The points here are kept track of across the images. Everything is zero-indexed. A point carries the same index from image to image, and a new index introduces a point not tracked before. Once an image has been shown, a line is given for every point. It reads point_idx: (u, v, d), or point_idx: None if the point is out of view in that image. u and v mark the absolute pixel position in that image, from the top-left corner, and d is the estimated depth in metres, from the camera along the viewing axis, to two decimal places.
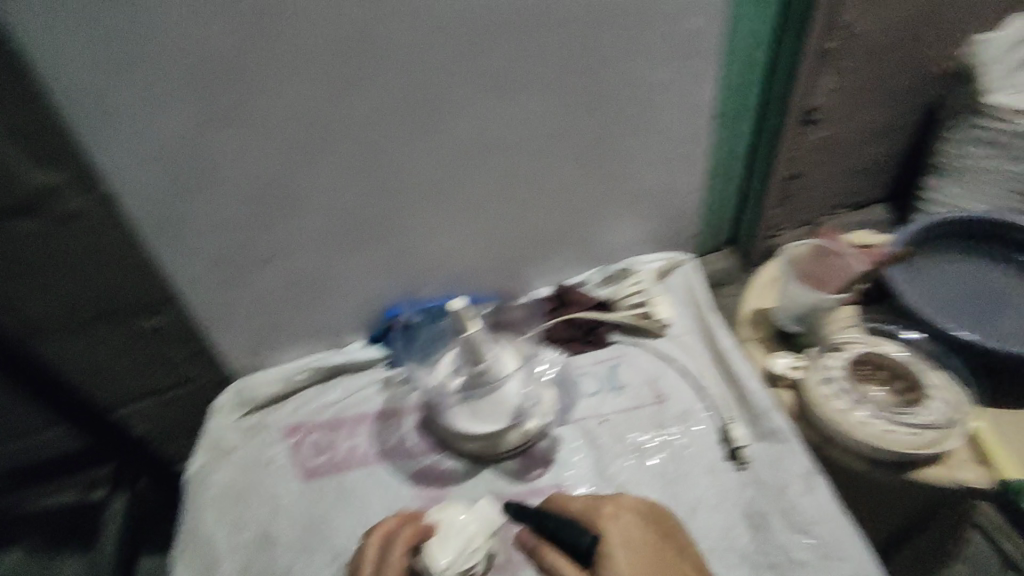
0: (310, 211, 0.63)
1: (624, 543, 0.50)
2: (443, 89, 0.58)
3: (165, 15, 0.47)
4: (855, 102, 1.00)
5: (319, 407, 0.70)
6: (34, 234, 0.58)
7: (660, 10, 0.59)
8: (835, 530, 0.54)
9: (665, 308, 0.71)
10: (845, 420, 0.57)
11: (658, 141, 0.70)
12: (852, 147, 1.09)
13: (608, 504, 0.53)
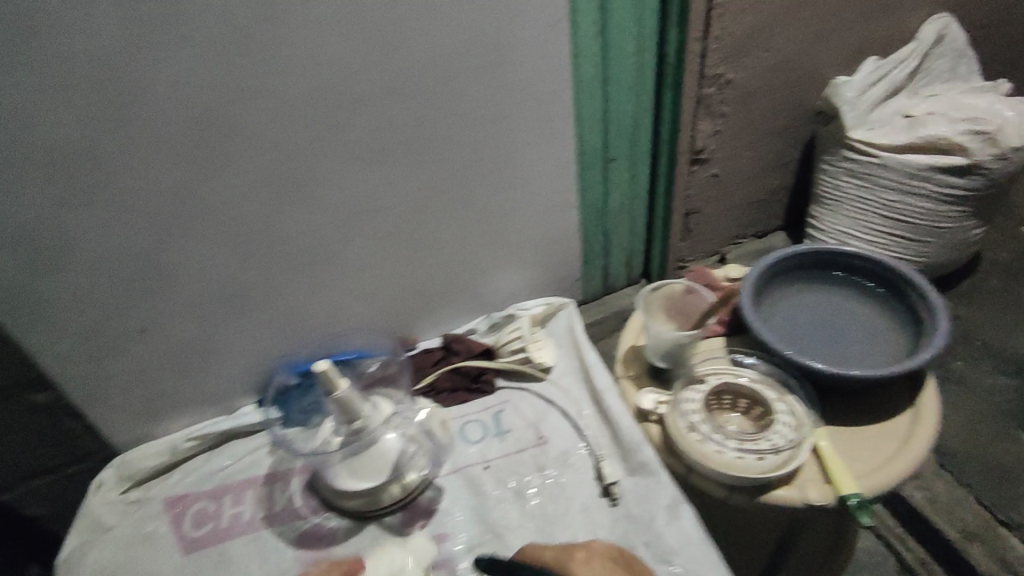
0: (185, 281, 0.63)
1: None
2: (306, 159, 0.61)
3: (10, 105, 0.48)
4: (735, 143, 1.09)
5: (206, 475, 0.69)
6: None
7: (511, 81, 0.64)
8: (696, 558, 0.56)
9: (543, 351, 0.74)
10: (702, 449, 0.59)
11: (530, 195, 0.75)
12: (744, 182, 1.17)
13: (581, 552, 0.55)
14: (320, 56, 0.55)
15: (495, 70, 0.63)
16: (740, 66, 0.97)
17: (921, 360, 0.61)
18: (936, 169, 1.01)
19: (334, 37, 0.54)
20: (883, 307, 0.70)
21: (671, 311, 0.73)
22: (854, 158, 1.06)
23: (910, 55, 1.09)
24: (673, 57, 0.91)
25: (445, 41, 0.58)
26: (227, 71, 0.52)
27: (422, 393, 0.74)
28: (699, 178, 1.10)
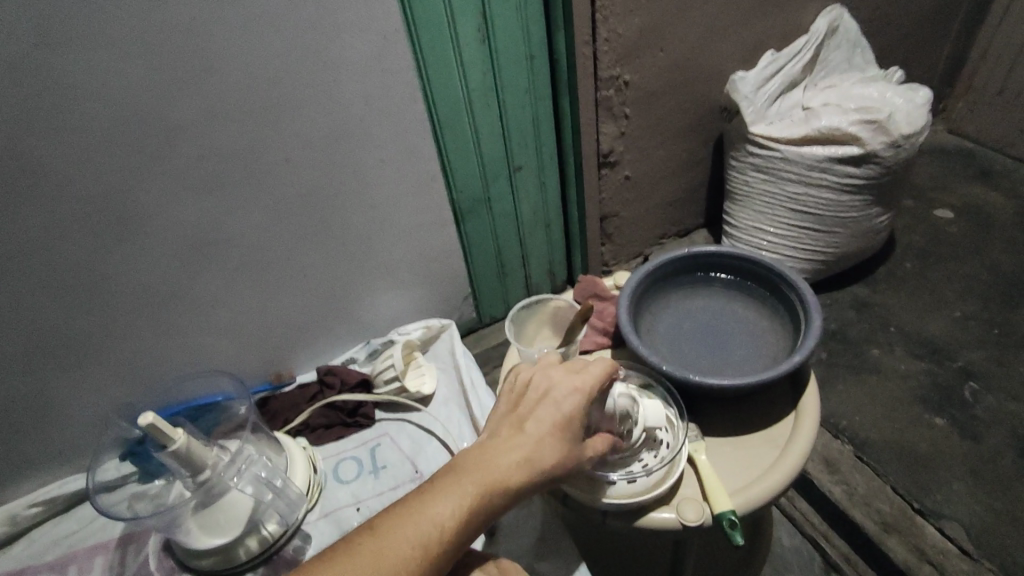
0: (2, 337, 0.57)
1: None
2: (127, 192, 0.55)
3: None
4: (641, 144, 1.04)
5: (53, 543, 0.64)
6: None
7: (350, 99, 0.61)
8: None
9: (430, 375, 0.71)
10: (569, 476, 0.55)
11: (397, 213, 0.72)
12: (655, 183, 1.13)
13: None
14: (115, 80, 0.49)
15: (330, 86, 0.59)
16: (636, 67, 0.92)
17: (791, 365, 0.57)
18: (834, 161, 0.97)
19: (130, 59, 0.49)
20: (769, 309, 0.68)
21: (554, 325, 0.72)
22: (757, 152, 1.03)
23: (804, 47, 1.07)
24: (564, 61, 0.84)
25: (264, 59, 0.54)
26: (4, 103, 0.46)
27: (297, 432, 0.69)
28: (611, 183, 1.04)
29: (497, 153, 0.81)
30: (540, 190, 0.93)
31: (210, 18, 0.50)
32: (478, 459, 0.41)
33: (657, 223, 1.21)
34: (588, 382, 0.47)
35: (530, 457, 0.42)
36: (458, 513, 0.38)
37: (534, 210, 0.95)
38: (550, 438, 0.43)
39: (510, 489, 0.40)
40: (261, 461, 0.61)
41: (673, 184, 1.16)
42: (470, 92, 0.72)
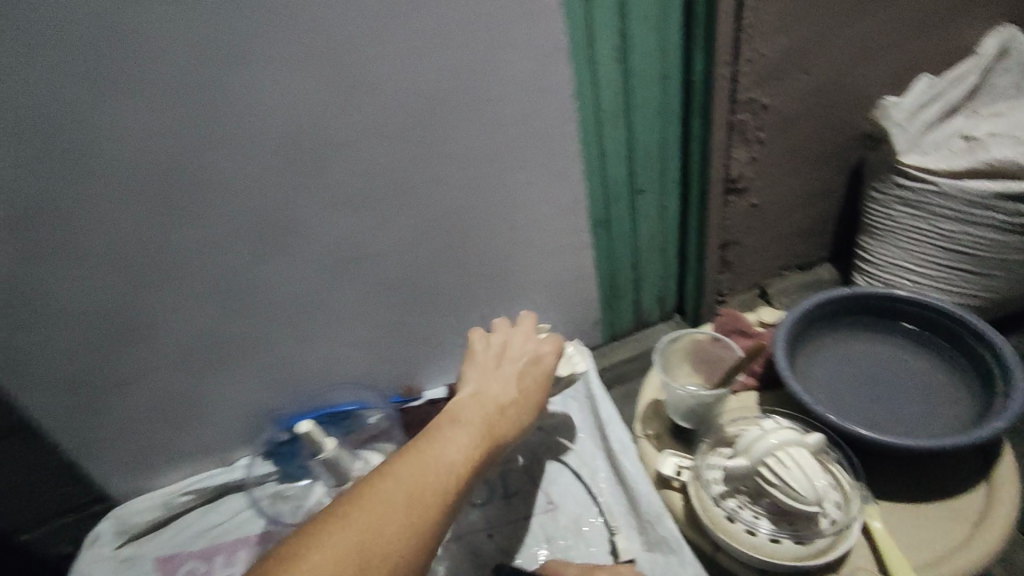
0: (171, 335, 0.60)
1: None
2: (293, 206, 0.57)
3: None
4: (776, 170, 0.94)
5: (200, 533, 0.67)
6: None
7: (500, 118, 0.60)
8: None
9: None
10: (725, 528, 0.51)
11: (532, 235, 0.71)
12: (786, 213, 1.02)
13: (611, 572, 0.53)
14: (293, 97, 0.51)
15: (482, 106, 0.59)
16: (777, 90, 0.84)
17: (992, 433, 0.51)
18: (998, 199, 0.84)
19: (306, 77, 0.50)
20: (945, 363, 0.61)
21: (697, 359, 0.68)
22: (906, 184, 0.89)
23: (971, 70, 0.93)
24: (700, 83, 0.77)
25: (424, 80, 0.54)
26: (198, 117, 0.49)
27: None
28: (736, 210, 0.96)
29: (622, 175, 0.79)
30: (658, 212, 0.90)
31: (383, 38, 0.51)
32: (473, 421, 0.46)
33: (784, 255, 1.11)
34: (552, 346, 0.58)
35: (502, 399, 0.50)
36: (467, 450, 0.43)
37: (653, 233, 0.92)
38: (524, 397, 0.52)
39: (495, 445, 0.46)
40: None
41: (806, 214, 1.06)
42: (604, 115, 0.70)
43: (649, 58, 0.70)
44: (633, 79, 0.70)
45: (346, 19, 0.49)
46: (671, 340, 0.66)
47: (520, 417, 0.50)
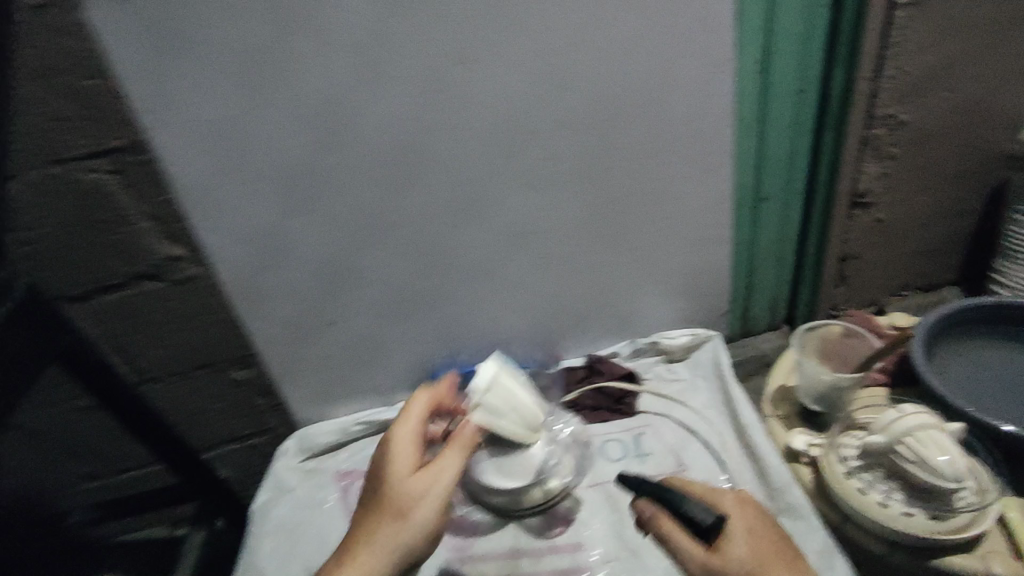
0: (370, 284, 0.72)
1: (748, 531, 0.50)
2: (483, 181, 0.67)
3: (258, 133, 0.60)
4: (908, 187, 0.93)
5: (371, 457, 0.78)
6: (154, 294, 0.72)
7: (665, 115, 0.68)
8: None
9: (497, 409, 0.62)
10: (858, 498, 0.56)
11: (681, 225, 0.77)
12: (914, 230, 1.00)
13: (734, 494, 0.54)
14: (495, 85, 0.62)
15: (649, 103, 0.66)
16: (914, 107, 0.84)
17: None
18: None
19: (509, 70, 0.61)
20: None
21: (826, 351, 0.72)
22: None
23: None
24: (836, 100, 0.80)
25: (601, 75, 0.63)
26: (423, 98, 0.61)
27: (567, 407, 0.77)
28: (861, 225, 0.95)
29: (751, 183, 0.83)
30: (784, 222, 0.92)
31: (574, 40, 0.60)
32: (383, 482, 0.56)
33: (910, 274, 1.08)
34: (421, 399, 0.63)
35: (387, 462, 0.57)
36: (378, 514, 0.54)
37: (777, 240, 0.94)
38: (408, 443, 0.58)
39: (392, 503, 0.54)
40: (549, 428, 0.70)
41: (939, 233, 1.02)
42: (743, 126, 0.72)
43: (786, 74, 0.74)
44: (771, 99, 0.73)
45: (547, 21, 0.59)
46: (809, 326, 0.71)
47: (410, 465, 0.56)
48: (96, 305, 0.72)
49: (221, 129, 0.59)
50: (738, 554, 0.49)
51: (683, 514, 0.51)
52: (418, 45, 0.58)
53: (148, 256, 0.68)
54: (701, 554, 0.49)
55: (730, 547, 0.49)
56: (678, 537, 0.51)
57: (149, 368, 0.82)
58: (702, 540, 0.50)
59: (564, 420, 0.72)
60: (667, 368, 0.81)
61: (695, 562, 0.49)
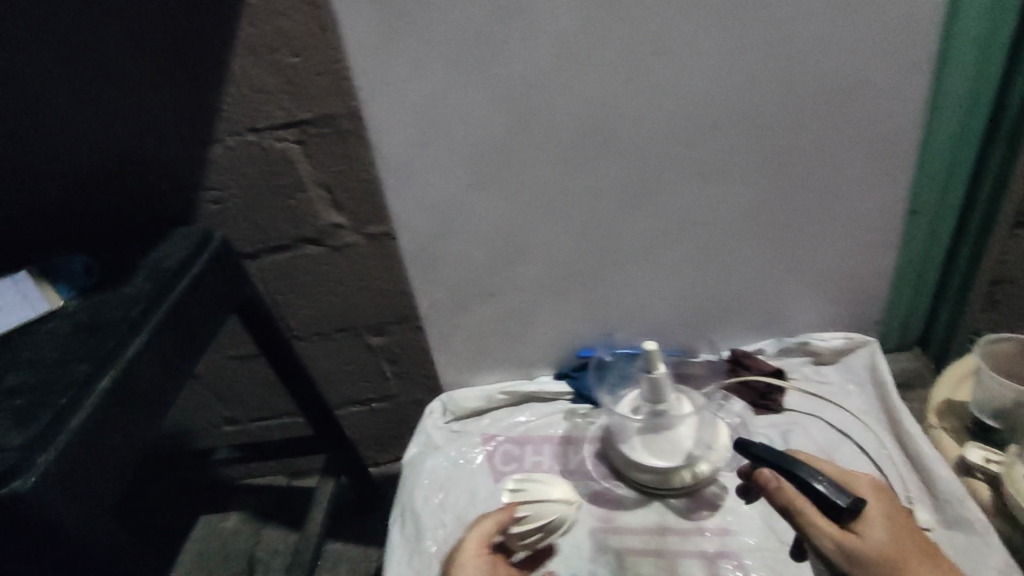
0: (533, 258, 0.75)
1: (885, 518, 0.56)
2: (656, 167, 0.68)
3: (455, 111, 0.64)
4: None
5: (511, 425, 0.82)
6: (360, 250, 0.96)
7: (852, 111, 0.66)
8: None
9: (538, 489, 0.70)
10: None
11: (850, 227, 0.74)
12: None
13: (868, 484, 0.59)
14: (684, 72, 0.62)
15: (838, 99, 0.65)
16: None
17: None
18: None
19: (699, 58, 0.62)
20: None
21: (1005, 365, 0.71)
22: None
23: None
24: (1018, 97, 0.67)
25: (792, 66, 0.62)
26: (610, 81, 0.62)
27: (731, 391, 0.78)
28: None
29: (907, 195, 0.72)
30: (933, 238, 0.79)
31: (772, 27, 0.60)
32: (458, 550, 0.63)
33: None
34: (507, 513, 0.65)
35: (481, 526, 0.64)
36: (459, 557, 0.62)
37: (923, 260, 0.82)
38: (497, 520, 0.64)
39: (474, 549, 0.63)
40: (703, 414, 0.71)
41: None
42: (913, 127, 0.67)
43: (965, 73, 0.65)
44: (942, 85, 0.65)
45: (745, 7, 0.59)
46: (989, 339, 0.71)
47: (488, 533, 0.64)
48: (315, 255, 0.97)
49: (423, 107, 0.64)
50: (876, 538, 0.54)
51: (823, 499, 0.56)
52: (614, 30, 0.60)
53: (314, 224, 0.93)
54: (837, 534, 0.55)
55: (870, 533, 0.55)
56: (812, 516, 0.56)
57: (300, 327, 1.07)
58: (838, 523, 0.56)
59: (723, 410, 0.76)
60: (816, 369, 0.80)
61: (831, 539, 0.55)
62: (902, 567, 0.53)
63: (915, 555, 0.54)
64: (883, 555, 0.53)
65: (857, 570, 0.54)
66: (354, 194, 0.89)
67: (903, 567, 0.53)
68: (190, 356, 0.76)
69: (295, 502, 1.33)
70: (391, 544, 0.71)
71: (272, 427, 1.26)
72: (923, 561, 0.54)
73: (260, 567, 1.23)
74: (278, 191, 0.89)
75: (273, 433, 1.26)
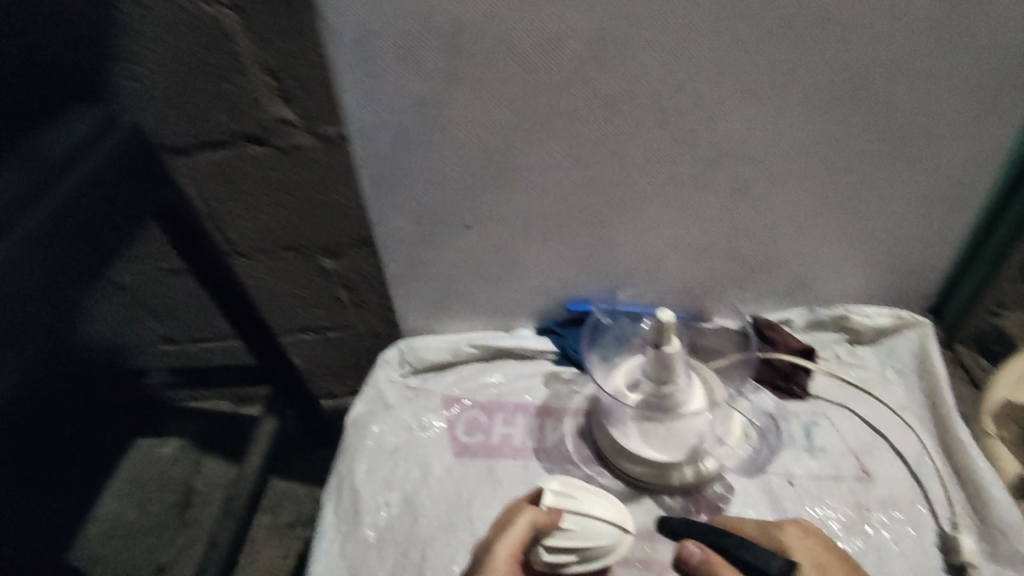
0: (523, 188, 0.58)
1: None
2: (698, 80, 0.50)
3: None
4: None
5: (480, 386, 0.69)
6: (314, 154, 0.74)
7: (981, 23, 0.47)
8: None
9: (586, 498, 0.53)
10: None
11: (926, 182, 0.58)
12: None
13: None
14: None
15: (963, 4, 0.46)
16: None
17: None
18: None
19: None
20: None
21: None
22: None
23: None
24: None
25: None
26: None
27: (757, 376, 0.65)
28: None
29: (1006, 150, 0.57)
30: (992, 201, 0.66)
31: None
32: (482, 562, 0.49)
33: None
34: (542, 514, 0.51)
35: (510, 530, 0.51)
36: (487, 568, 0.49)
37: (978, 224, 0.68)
38: (532, 522, 0.51)
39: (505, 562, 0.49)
40: (719, 404, 0.60)
41: None
42: None
43: None
44: None
45: None
46: None
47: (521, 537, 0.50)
48: (257, 154, 0.74)
49: None
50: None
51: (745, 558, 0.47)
52: None
53: (258, 120, 0.71)
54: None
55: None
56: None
57: (240, 241, 0.85)
58: None
59: (747, 404, 0.64)
60: (850, 349, 0.68)
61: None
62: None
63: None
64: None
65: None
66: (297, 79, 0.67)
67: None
68: (88, 284, 0.54)
69: (240, 432, 1.14)
70: (322, 524, 0.59)
71: (214, 348, 1.04)
72: None
73: (197, 502, 1.10)
74: (204, 68, 0.66)
75: (215, 357, 1.06)
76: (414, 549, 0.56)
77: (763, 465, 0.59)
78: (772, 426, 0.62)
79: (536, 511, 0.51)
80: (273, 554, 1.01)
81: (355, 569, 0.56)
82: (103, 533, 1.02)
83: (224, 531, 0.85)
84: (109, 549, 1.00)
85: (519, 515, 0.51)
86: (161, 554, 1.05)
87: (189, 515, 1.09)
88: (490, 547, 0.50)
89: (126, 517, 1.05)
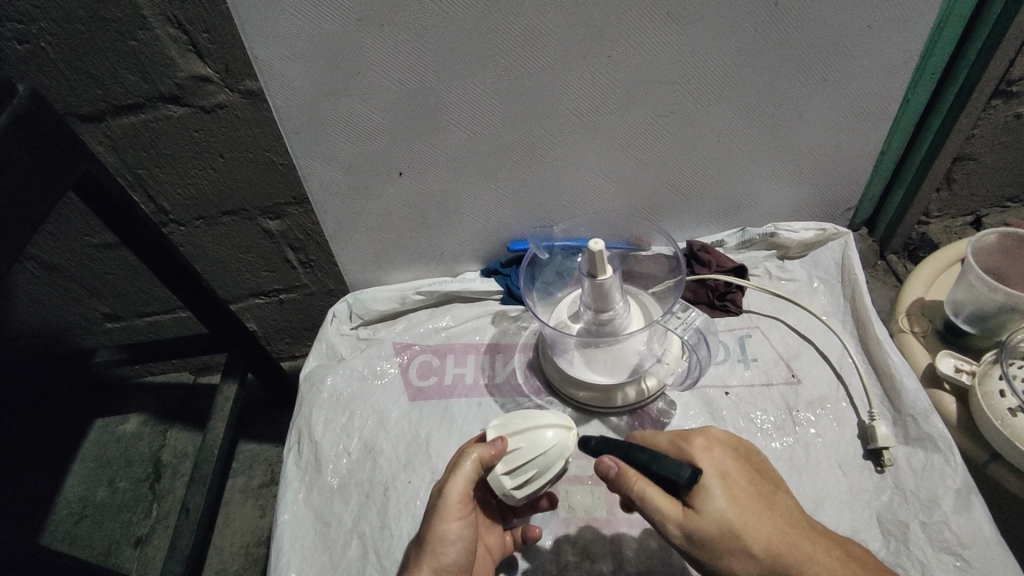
0: (450, 128, 0.58)
1: (720, 476, 0.44)
2: (612, 6, 0.49)
3: None
4: None
5: (430, 331, 0.71)
6: (234, 110, 0.71)
7: None
8: (986, 545, 0.50)
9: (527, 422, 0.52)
10: (1008, 421, 0.55)
11: (844, 94, 0.59)
12: None
13: (698, 435, 0.47)
14: None
15: None
16: None
17: None
18: None
19: None
20: None
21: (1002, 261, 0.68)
22: None
23: None
24: None
25: None
26: None
27: (689, 297, 0.70)
28: (993, 120, 0.73)
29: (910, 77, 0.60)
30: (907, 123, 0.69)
31: None
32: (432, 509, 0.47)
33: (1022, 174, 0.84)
34: (489, 450, 0.48)
35: (458, 470, 0.47)
36: (438, 515, 0.46)
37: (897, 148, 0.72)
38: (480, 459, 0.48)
39: (456, 504, 0.47)
40: (656, 325, 0.63)
41: None
42: None
43: None
44: None
45: None
46: (981, 238, 0.66)
47: (470, 476, 0.47)
48: (175, 112, 0.71)
49: None
50: (717, 507, 0.42)
51: (655, 474, 0.44)
52: None
53: (172, 78, 0.67)
54: (677, 515, 0.43)
55: (708, 505, 0.43)
56: (656, 501, 0.44)
57: (174, 209, 0.82)
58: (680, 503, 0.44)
59: (678, 322, 0.64)
60: (780, 265, 0.72)
61: (672, 523, 0.43)
62: (745, 535, 0.42)
63: (761, 519, 0.43)
64: (725, 528, 0.42)
65: (704, 552, 0.43)
66: (208, 32, 0.64)
67: (746, 537, 0.42)
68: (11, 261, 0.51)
69: (202, 402, 1.13)
70: (284, 477, 0.60)
71: (162, 321, 1.02)
72: (787, 527, 0.44)
73: (167, 473, 1.05)
74: (103, 25, 0.62)
75: (165, 328, 1.04)
76: (377, 490, 0.59)
77: (698, 380, 0.62)
78: (700, 339, 0.63)
79: (484, 448, 0.48)
80: (249, 515, 1.02)
81: (321, 516, 0.57)
82: (72, 513, 1.01)
83: (192, 497, 0.80)
84: (80, 529, 0.99)
85: (464, 456, 0.48)
86: (138, 527, 1.00)
87: (161, 486, 1.04)
88: (438, 491, 0.47)
89: (94, 496, 1.03)
